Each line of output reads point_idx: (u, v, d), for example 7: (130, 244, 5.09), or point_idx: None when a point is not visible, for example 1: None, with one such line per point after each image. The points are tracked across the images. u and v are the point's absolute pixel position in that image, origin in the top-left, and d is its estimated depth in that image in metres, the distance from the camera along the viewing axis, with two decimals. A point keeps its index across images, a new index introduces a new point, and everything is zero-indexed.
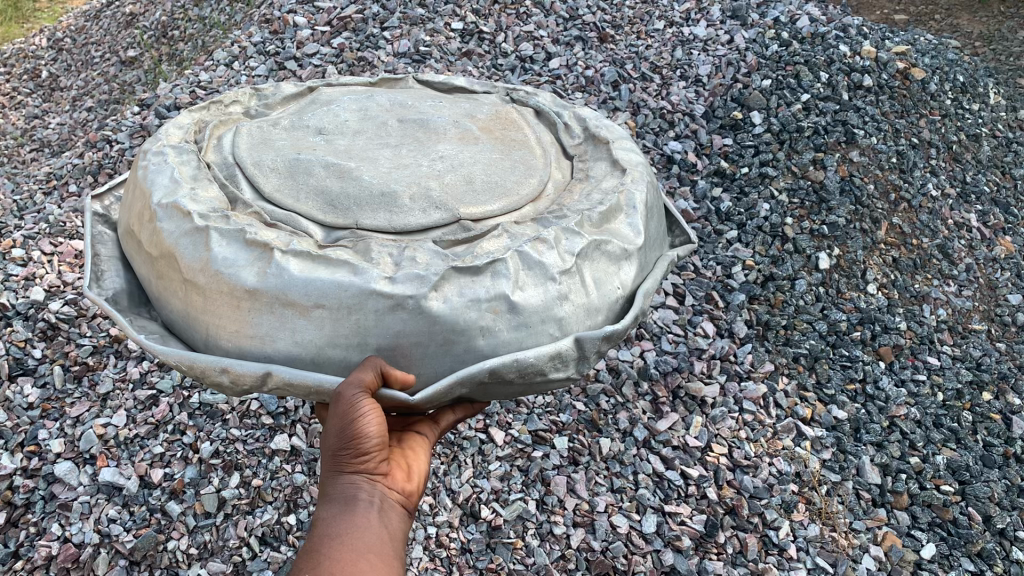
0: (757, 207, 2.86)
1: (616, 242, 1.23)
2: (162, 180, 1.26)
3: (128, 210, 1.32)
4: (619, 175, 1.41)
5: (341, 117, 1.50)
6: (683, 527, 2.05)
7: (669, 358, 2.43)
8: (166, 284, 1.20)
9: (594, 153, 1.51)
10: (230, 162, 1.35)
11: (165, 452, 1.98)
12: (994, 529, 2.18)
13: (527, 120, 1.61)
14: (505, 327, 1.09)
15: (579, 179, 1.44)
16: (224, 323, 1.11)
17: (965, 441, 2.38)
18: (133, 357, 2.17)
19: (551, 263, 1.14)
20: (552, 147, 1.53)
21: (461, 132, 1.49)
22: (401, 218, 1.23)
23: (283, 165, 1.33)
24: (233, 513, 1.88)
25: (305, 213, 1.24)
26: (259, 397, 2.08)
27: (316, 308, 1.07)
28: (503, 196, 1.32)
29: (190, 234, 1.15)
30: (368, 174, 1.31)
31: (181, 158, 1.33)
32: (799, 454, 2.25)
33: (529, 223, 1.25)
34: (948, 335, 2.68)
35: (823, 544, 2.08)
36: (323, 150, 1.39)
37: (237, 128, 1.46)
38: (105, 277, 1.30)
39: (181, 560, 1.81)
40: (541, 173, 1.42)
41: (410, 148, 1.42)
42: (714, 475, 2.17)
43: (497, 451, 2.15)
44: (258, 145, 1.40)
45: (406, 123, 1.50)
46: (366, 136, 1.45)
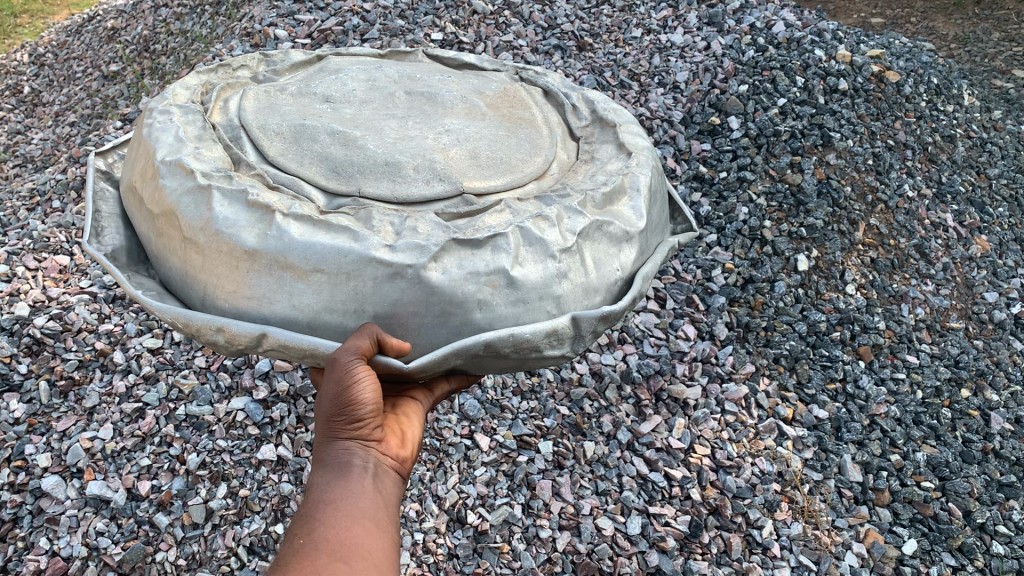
0: (735, 211, 2.89)
1: (618, 224, 1.25)
2: (166, 138, 1.28)
3: (131, 166, 1.34)
4: (624, 158, 1.44)
5: (348, 88, 1.52)
6: (668, 528, 2.08)
7: (651, 361, 2.46)
8: (166, 242, 1.21)
9: (601, 136, 1.54)
10: (236, 124, 1.36)
11: (152, 465, 1.98)
12: (975, 523, 2.22)
13: (534, 100, 1.64)
14: (502, 301, 1.11)
15: (584, 160, 1.47)
16: (222, 283, 1.12)
17: (945, 438, 2.42)
18: (119, 370, 2.18)
19: (552, 241, 1.16)
20: (558, 128, 1.56)
21: (467, 107, 1.52)
22: (404, 188, 1.24)
23: (288, 130, 1.34)
24: (220, 524, 1.90)
25: (308, 178, 1.25)
26: (244, 408, 2.10)
27: (314, 273, 1.08)
28: (507, 172, 1.34)
29: (192, 192, 1.17)
30: (372, 143, 1.33)
31: (186, 118, 1.34)
32: (781, 454, 2.29)
33: (531, 200, 1.27)
34: (926, 334, 2.72)
35: (806, 542, 2.12)
36: (329, 117, 1.41)
37: (244, 91, 1.47)
38: (105, 233, 1.31)
39: (170, 571, 1.82)
40: (546, 151, 1.45)
41: (415, 121, 1.43)
42: (697, 476, 2.20)
43: (482, 457, 2.17)
44: (263, 109, 1.41)
45: (414, 96, 1.52)
46: (371, 107, 1.47)
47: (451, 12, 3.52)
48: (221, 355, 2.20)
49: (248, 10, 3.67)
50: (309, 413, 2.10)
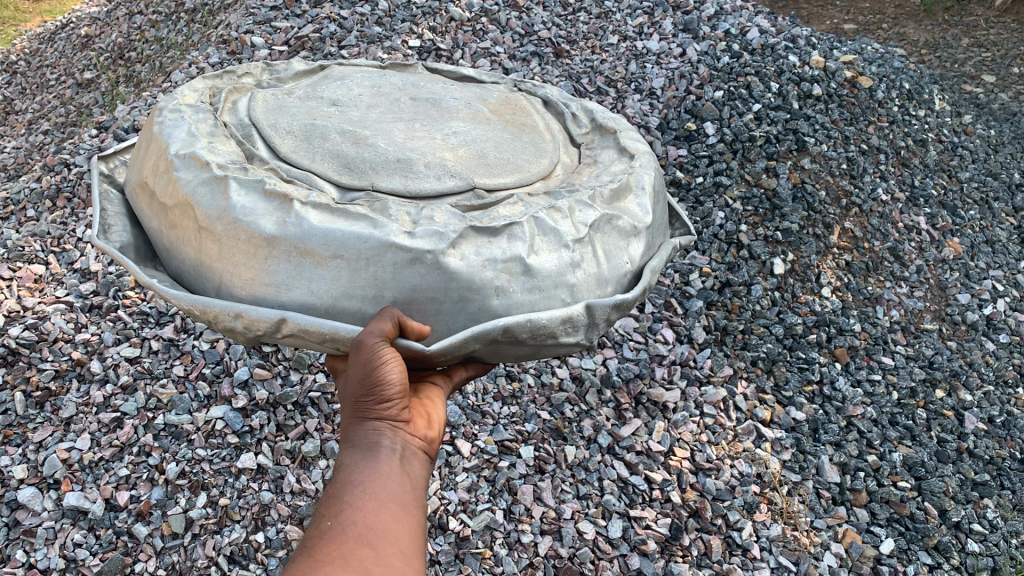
0: (712, 215, 2.89)
1: (627, 218, 1.27)
2: (179, 134, 1.27)
3: (141, 166, 1.33)
4: (627, 160, 1.45)
5: (353, 93, 1.53)
6: (649, 530, 2.09)
7: (631, 365, 2.47)
8: (179, 235, 1.20)
9: (602, 141, 1.55)
10: (247, 123, 1.36)
11: (131, 474, 1.96)
12: (950, 522, 2.26)
13: (536, 107, 1.65)
14: (519, 288, 1.12)
15: (587, 163, 1.48)
16: (239, 272, 1.11)
17: (920, 438, 2.46)
18: (96, 380, 2.15)
19: (565, 231, 1.18)
20: (560, 134, 1.58)
21: (472, 112, 1.53)
22: (415, 183, 1.25)
23: (298, 129, 1.35)
24: (200, 533, 1.89)
25: (321, 173, 1.24)
26: (223, 416, 2.08)
27: (334, 259, 1.08)
28: (515, 171, 1.35)
29: (209, 183, 1.16)
30: (382, 143, 1.33)
31: (197, 116, 1.33)
32: (759, 456, 2.32)
33: (542, 195, 1.29)
34: (901, 335, 2.76)
35: (786, 543, 2.14)
36: (338, 118, 1.41)
37: (253, 94, 1.47)
38: (113, 231, 1.29)
39: None
40: (551, 153, 1.46)
41: (421, 123, 1.44)
42: (677, 479, 2.22)
43: (464, 462, 2.16)
44: (272, 111, 1.41)
45: (418, 101, 1.53)
46: (377, 110, 1.48)
47: (428, 19, 3.53)
48: (199, 364, 2.18)
49: (224, 18, 3.66)
50: (289, 421, 2.09)
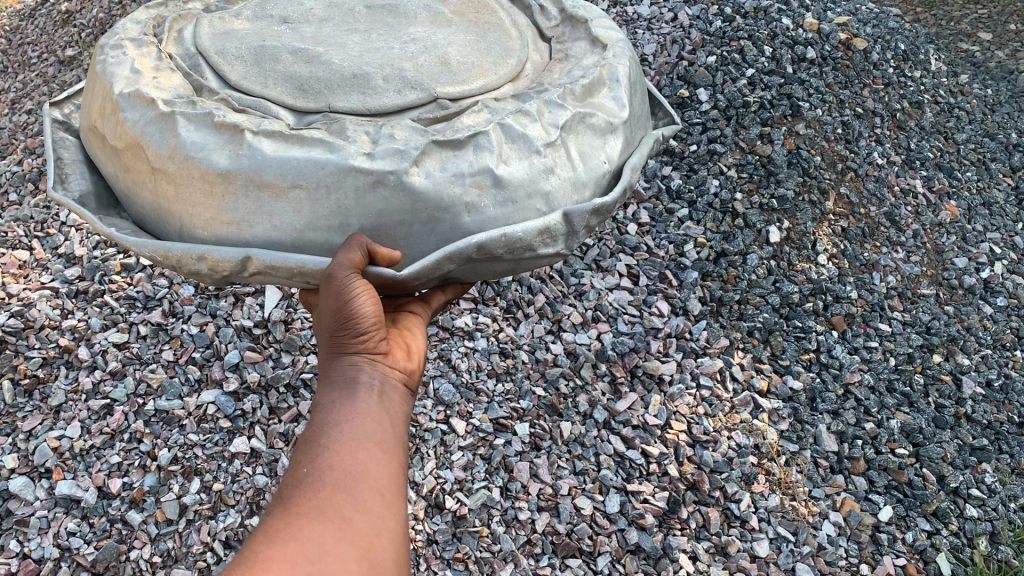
0: (706, 183, 2.86)
1: (601, 115, 1.22)
2: (122, 73, 1.22)
3: (89, 106, 1.28)
4: (599, 53, 1.38)
5: (299, 2, 1.45)
6: (647, 504, 2.10)
7: (626, 339, 2.44)
8: (134, 177, 1.17)
9: (573, 33, 1.47)
10: (193, 52, 1.30)
11: (123, 461, 1.95)
12: (949, 488, 2.28)
13: (500, 3, 1.55)
14: (491, 202, 1.08)
15: (558, 60, 1.41)
16: (199, 211, 1.09)
17: (918, 404, 2.46)
18: (85, 366, 2.12)
19: (535, 135, 1.13)
20: (527, 31, 1.49)
21: (432, 15, 1.44)
22: (375, 100, 1.20)
23: (248, 53, 1.28)
24: (195, 519, 1.87)
25: (275, 99, 1.20)
26: (215, 400, 2.05)
27: (292, 189, 1.04)
28: (481, 76, 1.29)
29: (156, 121, 1.12)
30: (337, 58, 1.28)
31: (140, 50, 1.28)
32: (756, 427, 2.31)
33: (509, 99, 1.22)
34: (898, 302, 2.73)
35: (784, 514, 2.17)
36: (288, 37, 1.34)
37: (199, 19, 1.40)
38: (70, 180, 1.26)
39: (144, 569, 1.81)
40: (518, 54, 1.39)
41: (376, 33, 1.38)
42: (675, 452, 2.21)
43: (459, 441, 2.15)
44: (220, 35, 1.35)
45: (374, 8, 1.44)
46: (331, 23, 1.41)
47: None
48: (189, 348, 2.15)
49: None
50: (282, 404, 2.06)
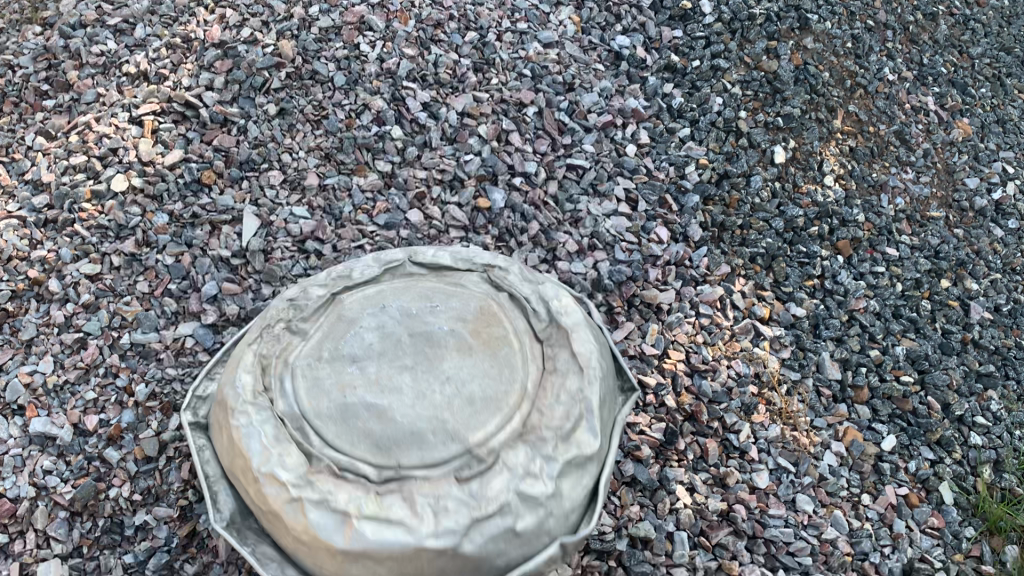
0: (709, 101, 2.67)
1: (577, 451, 1.42)
2: (253, 444, 1.40)
3: (223, 446, 1.48)
4: (577, 374, 1.51)
5: (363, 336, 1.52)
6: (643, 436, 2.05)
7: (623, 267, 2.28)
8: (273, 527, 1.39)
9: (558, 339, 1.57)
10: (299, 416, 1.44)
11: (99, 398, 1.88)
12: (953, 416, 2.24)
13: (507, 310, 1.60)
14: (511, 547, 1.35)
15: (548, 370, 1.53)
16: (322, 563, 1.35)
17: (924, 330, 2.39)
18: (56, 299, 2.00)
19: (534, 491, 1.36)
20: (525, 336, 1.57)
21: (458, 341, 1.51)
22: (430, 457, 1.38)
23: (336, 411, 1.44)
24: (174, 457, 1.82)
25: (360, 458, 1.38)
26: (192, 332, 1.97)
27: (387, 560, 1.31)
28: (498, 410, 1.44)
29: (291, 500, 1.35)
30: (402, 411, 1.42)
31: (260, 414, 1.44)
32: (757, 355, 2.22)
33: (518, 449, 1.40)
34: (906, 225, 2.61)
35: (785, 444, 2.11)
36: (361, 383, 1.46)
37: (291, 369, 1.50)
38: (219, 498, 1.46)
39: (124, 508, 1.76)
40: (520, 375, 1.50)
41: (421, 367, 1.47)
42: (672, 382, 2.14)
43: None
44: (312, 389, 1.47)
45: (414, 338, 1.51)
46: (379, 356, 1.49)
47: None
48: (164, 280, 2.04)
49: None
50: None
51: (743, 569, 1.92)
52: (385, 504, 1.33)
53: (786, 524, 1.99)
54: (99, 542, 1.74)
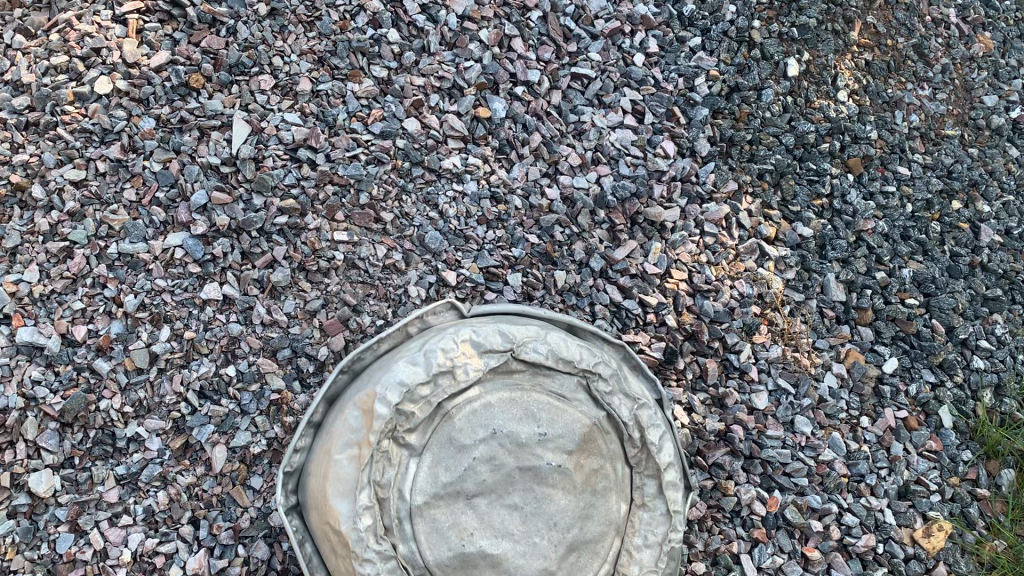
0: (723, 9, 2.41)
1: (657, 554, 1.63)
2: (347, 521, 1.49)
3: (316, 522, 1.56)
4: (666, 517, 1.64)
5: (465, 449, 1.54)
6: (642, 356, 2.06)
7: (627, 183, 2.17)
8: None
9: (649, 471, 1.65)
10: (396, 515, 1.51)
11: (87, 308, 1.84)
12: (957, 339, 2.26)
13: (567, 365, 1.63)
14: None
15: (639, 505, 1.65)
16: None
17: (932, 253, 2.35)
18: (41, 207, 1.89)
19: None
20: (602, 422, 1.63)
21: (564, 484, 1.56)
22: None
23: (454, 571, 1.51)
24: (167, 368, 1.82)
25: None
26: (182, 243, 1.89)
27: None
28: (601, 555, 1.60)
29: None
30: (518, 560, 1.52)
31: (355, 514, 1.49)
32: (762, 275, 2.19)
33: (619, 552, 1.62)
34: (920, 143, 2.51)
35: (785, 365, 2.13)
36: (466, 522, 1.52)
37: (364, 448, 1.52)
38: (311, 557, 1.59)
39: (116, 419, 1.78)
40: (615, 519, 1.62)
41: (529, 505, 1.54)
42: (674, 302, 2.11)
43: (451, 296, 2.00)
44: (428, 540, 1.51)
45: (521, 477, 1.54)
46: (491, 492, 1.53)
47: None
48: (152, 188, 1.93)
49: None
50: (255, 249, 1.91)
51: (739, 488, 2.02)
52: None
53: (783, 445, 2.06)
54: (91, 453, 1.77)
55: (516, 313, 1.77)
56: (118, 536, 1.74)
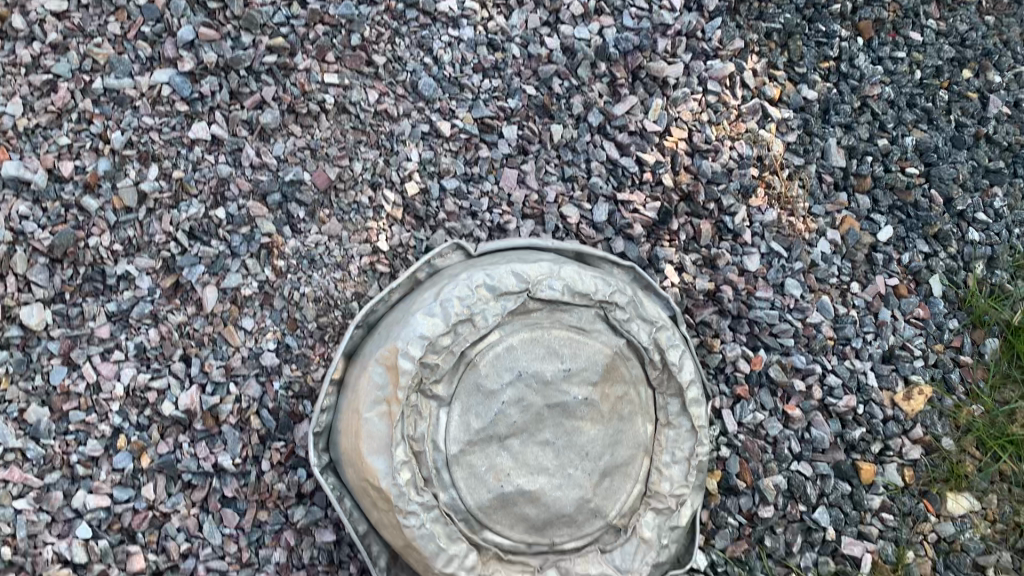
0: None
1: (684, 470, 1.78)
2: (387, 477, 1.62)
3: (354, 477, 1.69)
4: (687, 437, 1.79)
5: (494, 394, 1.67)
6: (636, 215, 2.03)
7: (630, 36, 2.09)
8: (422, 557, 1.65)
9: (667, 391, 1.79)
10: (433, 462, 1.65)
11: (73, 144, 1.81)
12: (954, 211, 2.25)
13: (579, 306, 1.74)
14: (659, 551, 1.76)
15: (661, 425, 1.79)
16: None
17: (937, 122, 2.29)
18: (22, 38, 1.82)
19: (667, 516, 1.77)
20: (620, 353, 1.75)
21: (588, 415, 1.70)
22: (579, 530, 1.72)
23: (495, 502, 1.66)
24: (156, 208, 1.81)
25: (522, 543, 1.70)
26: (169, 81, 1.85)
27: None
28: (628, 476, 1.75)
29: None
30: (553, 492, 1.68)
31: (394, 467, 1.62)
32: (763, 138, 2.14)
33: (645, 473, 1.77)
34: (935, 9, 2.35)
35: (779, 230, 2.12)
36: (500, 458, 1.67)
37: (396, 406, 1.64)
38: (352, 507, 1.73)
39: (106, 257, 1.78)
40: (639, 441, 1.76)
41: (559, 440, 1.69)
42: (671, 161, 2.07)
43: (445, 146, 1.96)
44: (466, 479, 1.66)
45: (551, 412, 1.68)
46: (522, 431, 1.68)
47: None
48: (138, 22, 1.86)
49: None
50: (243, 89, 1.87)
51: (725, 346, 2.05)
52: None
53: (772, 307, 2.07)
54: (82, 290, 1.79)
55: (525, 248, 1.85)
56: (110, 371, 1.77)
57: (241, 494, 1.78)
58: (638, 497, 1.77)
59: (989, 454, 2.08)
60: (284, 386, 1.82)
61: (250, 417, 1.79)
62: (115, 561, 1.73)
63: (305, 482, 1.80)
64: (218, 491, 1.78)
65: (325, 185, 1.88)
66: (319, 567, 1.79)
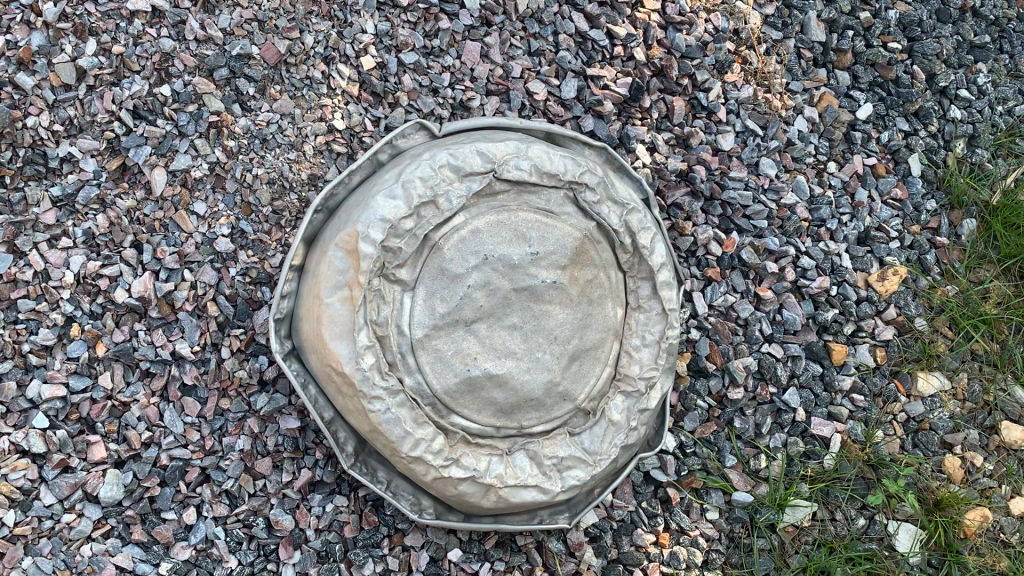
0: None
1: (654, 351, 1.72)
2: (351, 364, 1.52)
3: (318, 365, 1.59)
4: (658, 320, 1.73)
5: (458, 278, 1.57)
6: (606, 92, 1.94)
7: None
8: (387, 446, 1.57)
9: (637, 272, 1.72)
10: (398, 347, 1.55)
11: (3, 17, 1.71)
12: (936, 88, 2.16)
13: (549, 185, 1.63)
14: (631, 435, 1.71)
15: (631, 308, 1.73)
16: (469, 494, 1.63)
17: None
18: None
19: (638, 400, 1.71)
20: (591, 233, 1.66)
21: (559, 297, 1.62)
22: (550, 416, 1.65)
23: (463, 389, 1.58)
24: (96, 86, 1.74)
25: (491, 430, 1.62)
26: None
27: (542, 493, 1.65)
28: (599, 360, 1.68)
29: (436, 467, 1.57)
30: (523, 376, 1.60)
31: (358, 352, 1.51)
32: (739, 10, 2.04)
33: (616, 357, 1.71)
34: None
35: (755, 107, 2.04)
36: (467, 342, 1.58)
37: (360, 289, 1.52)
38: (315, 396, 1.64)
39: (46, 139, 1.72)
40: (610, 324, 1.69)
41: (528, 323, 1.60)
42: (643, 34, 1.98)
43: (404, 18, 1.86)
44: (431, 365, 1.57)
45: (519, 293, 1.59)
46: (488, 315, 1.58)
47: None
48: None
49: None
50: None
51: (696, 229, 1.99)
52: (515, 468, 1.64)
53: (746, 188, 2.01)
54: (22, 174, 1.72)
55: (491, 128, 1.75)
56: (59, 259, 1.72)
57: (202, 382, 1.75)
58: (608, 381, 1.71)
59: (960, 334, 2.06)
60: (240, 273, 1.77)
61: (207, 304, 1.75)
62: (75, 451, 1.70)
63: (266, 369, 1.77)
64: (177, 379, 1.74)
65: (275, 59, 1.80)
66: (283, 454, 1.76)
